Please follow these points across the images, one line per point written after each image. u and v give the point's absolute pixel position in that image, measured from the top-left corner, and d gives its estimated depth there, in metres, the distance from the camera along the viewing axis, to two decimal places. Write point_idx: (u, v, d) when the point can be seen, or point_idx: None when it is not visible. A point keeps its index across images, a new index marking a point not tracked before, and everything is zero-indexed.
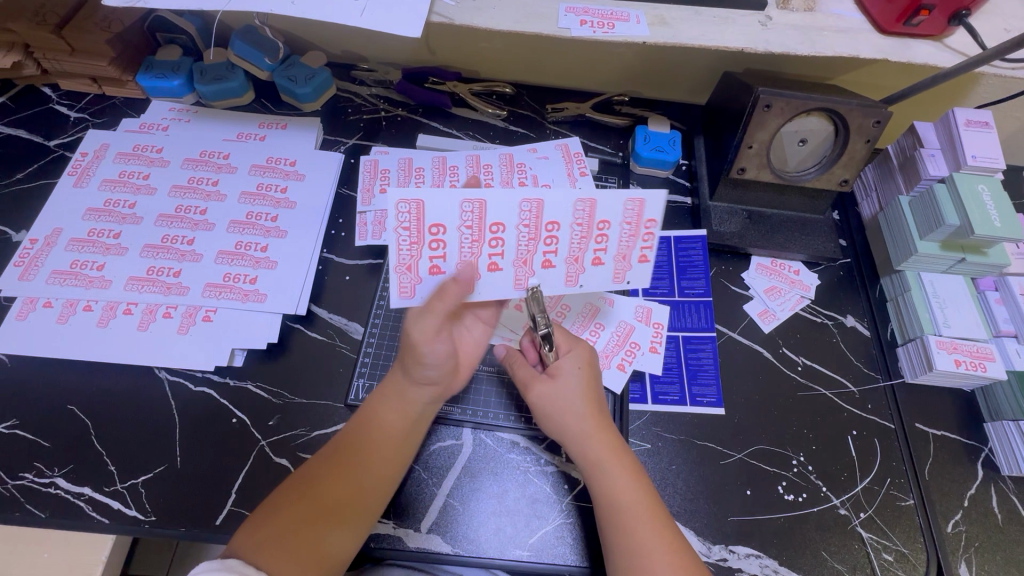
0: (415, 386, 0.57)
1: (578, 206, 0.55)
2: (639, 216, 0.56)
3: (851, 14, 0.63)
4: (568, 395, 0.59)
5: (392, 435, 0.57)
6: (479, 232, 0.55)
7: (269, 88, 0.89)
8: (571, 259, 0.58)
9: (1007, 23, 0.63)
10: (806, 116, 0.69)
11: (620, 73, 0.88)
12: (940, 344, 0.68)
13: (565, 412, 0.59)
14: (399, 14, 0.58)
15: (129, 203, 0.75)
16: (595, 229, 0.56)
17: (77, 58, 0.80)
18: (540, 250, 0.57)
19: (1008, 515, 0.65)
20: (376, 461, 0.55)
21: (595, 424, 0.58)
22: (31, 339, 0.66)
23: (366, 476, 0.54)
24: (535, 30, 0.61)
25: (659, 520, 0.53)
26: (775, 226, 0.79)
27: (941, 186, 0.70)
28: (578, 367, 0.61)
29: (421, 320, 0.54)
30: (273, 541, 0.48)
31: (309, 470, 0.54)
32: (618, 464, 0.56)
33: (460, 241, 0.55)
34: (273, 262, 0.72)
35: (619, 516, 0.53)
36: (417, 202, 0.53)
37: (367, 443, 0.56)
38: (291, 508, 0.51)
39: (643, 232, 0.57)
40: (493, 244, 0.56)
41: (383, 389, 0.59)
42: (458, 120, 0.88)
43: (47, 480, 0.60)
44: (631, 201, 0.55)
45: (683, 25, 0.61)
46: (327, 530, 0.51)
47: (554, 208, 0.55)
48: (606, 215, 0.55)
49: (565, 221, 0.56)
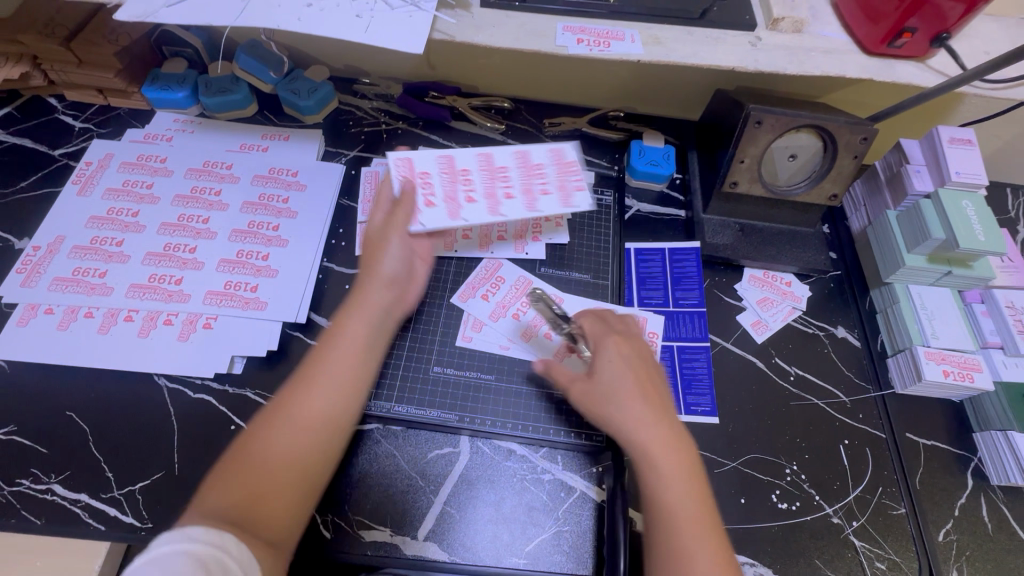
0: (380, 288, 0.59)
1: (515, 155, 0.72)
2: (562, 159, 0.72)
3: (838, 35, 0.65)
4: (614, 383, 0.57)
5: (355, 345, 0.55)
6: (454, 176, 0.69)
7: (272, 101, 0.90)
8: (525, 192, 0.69)
9: (986, 46, 0.66)
10: (796, 132, 0.71)
11: (616, 89, 0.91)
12: (928, 355, 0.69)
13: (615, 401, 0.56)
14: (401, 31, 0.59)
15: (132, 211, 0.76)
16: (534, 168, 0.71)
17: (85, 70, 0.82)
18: (500, 187, 0.69)
19: (998, 523, 0.65)
20: (349, 375, 0.54)
21: (650, 413, 0.55)
22: (30, 347, 0.66)
23: (341, 390, 0.53)
24: (535, 48, 0.62)
25: (707, 527, 0.50)
26: (766, 238, 0.81)
27: (927, 203, 0.72)
28: (615, 356, 0.59)
29: (393, 229, 0.62)
30: (256, 463, 0.49)
31: (283, 399, 0.52)
32: (671, 460, 0.52)
33: (442, 183, 0.68)
34: (274, 270, 0.73)
35: (667, 513, 0.50)
36: (407, 160, 0.69)
37: (344, 354, 0.54)
38: (268, 442, 0.50)
39: (571, 169, 0.71)
40: (466, 184, 0.68)
41: (347, 304, 0.58)
42: (457, 133, 0.90)
43: (44, 487, 0.60)
44: (552, 150, 0.73)
45: (677, 45, 0.63)
46: (307, 449, 0.51)
47: (499, 158, 0.71)
48: (539, 158, 0.71)
49: (510, 165, 0.71)
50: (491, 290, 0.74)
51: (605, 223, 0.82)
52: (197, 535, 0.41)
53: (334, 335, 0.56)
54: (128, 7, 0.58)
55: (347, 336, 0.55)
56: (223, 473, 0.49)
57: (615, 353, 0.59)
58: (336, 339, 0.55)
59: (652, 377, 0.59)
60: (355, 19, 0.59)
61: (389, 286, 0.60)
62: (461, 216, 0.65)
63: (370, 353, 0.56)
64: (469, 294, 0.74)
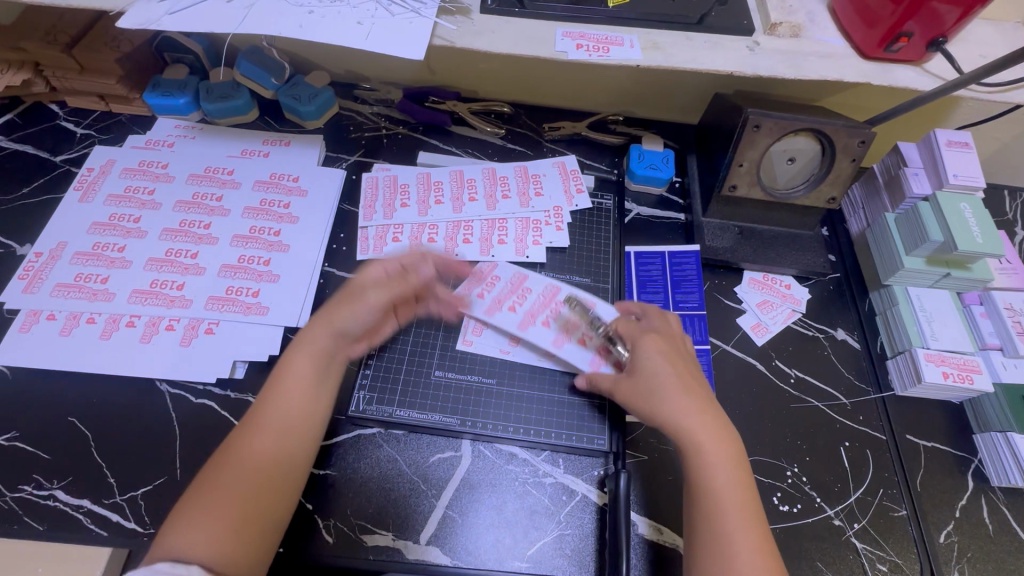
0: (332, 334, 0.60)
1: (484, 171, 0.84)
2: (525, 172, 0.85)
3: (836, 40, 0.66)
4: (657, 379, 0.58)
5: (305, 379, 0.57)
6: (427, 185, 0.82)
7: (273, 106, 0.91)
8: (488, 197, 0.81)
9: (981, 50, 0.66)
10: (794, 136, 0.72)
11: (615, 93, 0.91)
12: (928, 356, 0.70)
13: (661, 392, 0.57)
14: (402, 37, 0.60)
15: (134, 217, 0.76)
16: (498, 179, 0.83)
17: (87, 77, 0.82)
18: (466, 193, 0.82)
19: (999, 525, 0.66)
20: (297, 412, 0.56)
21: (698, 404, 0.56)
22: (33, 353, 0.66)
23: (291, 429, 0.55)
24: (535, 54, 0.62)
25: (750, 515, 0.50)
26: (765, 241, 0.81)
27: (925, 206, 0.72)
28: (654, 354, 0.60)
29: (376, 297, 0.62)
30: (213, 506, 0.49)
31: (234, 438, 0.54)
32: (714, 448, 0.53)
33: (417, 191, 0.81)
34: (276, 275, 0.74)
35: (711, 498, 0.51)
36: (389, 174, 0.83)
37: (291, 393, 0.56)
38: (216, 481, 0.51)
39: (532, 179, 0.84)
40: (436, 191, 0.82)
41: (298, 340, 0.59)
42: (457, 138, 0.91)
43: (47, 492, 0.60)
44: (517, 167, 0.85)
45: (676, 50, 0.64)
46: (265, 487, 0.52)
47: (469, 172, 0.84)
48: (504, 171, 0.84)
49: (478, 177, 0.84)
50: (486, 288, 0.73)
51: (604, 227, 0.82)
52: (164, 568, 0.43)
53: (283, 374, 0.57)
54: (131, 14, 0.58)
55: (295, 374, 0.57)
56: (181, 516, 0.49)
57: (652, 349, 0.60)
58: (286, 378, 0.57)
59: (694, 373, 0.59)
60: (356, 26, 0.60)
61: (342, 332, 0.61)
62: (429, 213, 0.79)
63: (320, 391, 0.58)
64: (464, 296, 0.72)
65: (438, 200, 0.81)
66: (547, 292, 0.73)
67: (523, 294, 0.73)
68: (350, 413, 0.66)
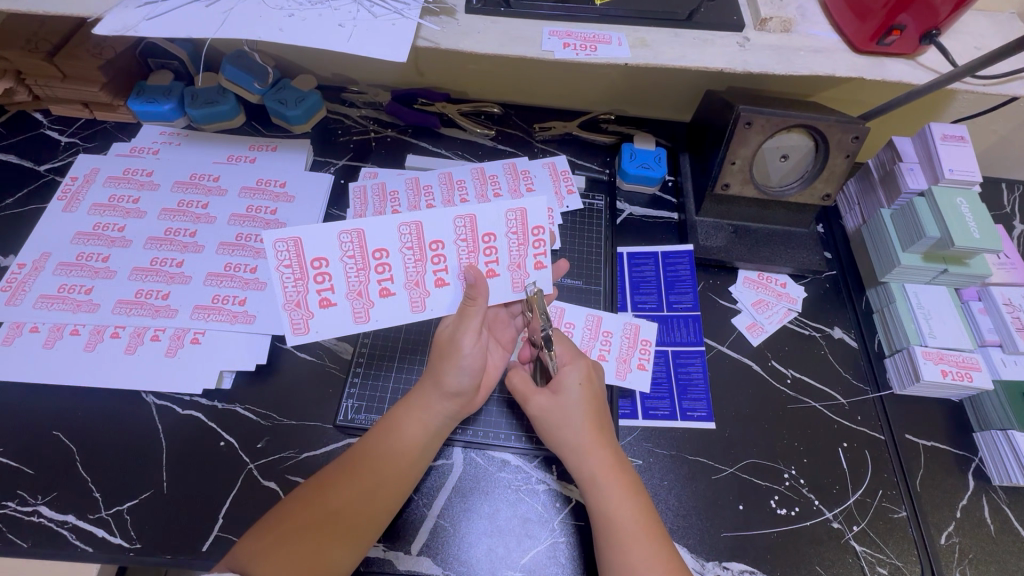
0: (443, 400, 0.58)
1: (473, 171, 0.83)
2: (515, 169, 0.83)
3: (828, 35, 0.64)
4: (568, 411, 0.58)
5: (409, 443, 0.57)
6: (417, 189, 0.81)
7: (260, 111, 0.90)
8: (479, 197, 0.80)
9: (977, 41, 0.65)
10: (789, 133, 0.70)
11: (607, 92, 0.90)
12: (926, 354, 0.69)
13: (563, 424, 0.58)
14: (385, 39, 0.58)
15: (118, 226, 0.75)
16: (488, 180, 0.82)
17: (69, 84, 0.81)
18: (456, 194, 0.81)
19: (1001, 525, 0.64)
20: (388, 472, 0.55)
21: (595, 438, 0.57)
22: (15, 366, 0.65)
23: (376, 488, 0.54)
24: (518, 53, 0.61)
25: (657, 542, 0.51)
26: (759, 240, 0.80)
27: (921, 201, 0.71)
28: (579, 382, 0.59)
29: (468, 332, 0.57)
30: (288, 545, 0.48)
31: (326, 477, 0.54)
32: (616, 486, 0.54)
33: (407, 197, 0.80)
34: (262, 283, 0.72)
35: (613, 529, 0.52)
36: (380, 182, 0.81)
37: (388, 453, 0.55)
38: (295, 515, 0.50)
39: (523, 176, 0.83)
40: (427, 194, 0.80)
41: (407, 401, 0.59)
42: (446, 140, 0.90)
43: (30, 508, 0.59)
44: (506, 165, 0.84)
45: (664, 47, 0.62)
46: (335, 542, 0.50)
47: (459, 173, 0.83)
48: (494, 170, 0.83)
49: (467, 178, 0.82)
50: (383, 276, 0.61)
51: (595, 227, 0.81)
52: None
53: (388, 430, 0.57)
54: (107, 20, 0.57)
55: (402, 434, 0.56)
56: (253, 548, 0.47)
57: (576, 383, 0.59)
58: (388, 435, 0.56)
59: (605, 410, 0.60)
60: (338, 28, 0.59)
61: (452, 398, 0.58)
62: None
63: (420, 458, 0.57)
64: (307, 315, 0.60)
65: (430, 203, 0.79)
66: (409, 242, 0.61)
67: (383, 265, 0.61)
68: (340, 421, 0.65)
